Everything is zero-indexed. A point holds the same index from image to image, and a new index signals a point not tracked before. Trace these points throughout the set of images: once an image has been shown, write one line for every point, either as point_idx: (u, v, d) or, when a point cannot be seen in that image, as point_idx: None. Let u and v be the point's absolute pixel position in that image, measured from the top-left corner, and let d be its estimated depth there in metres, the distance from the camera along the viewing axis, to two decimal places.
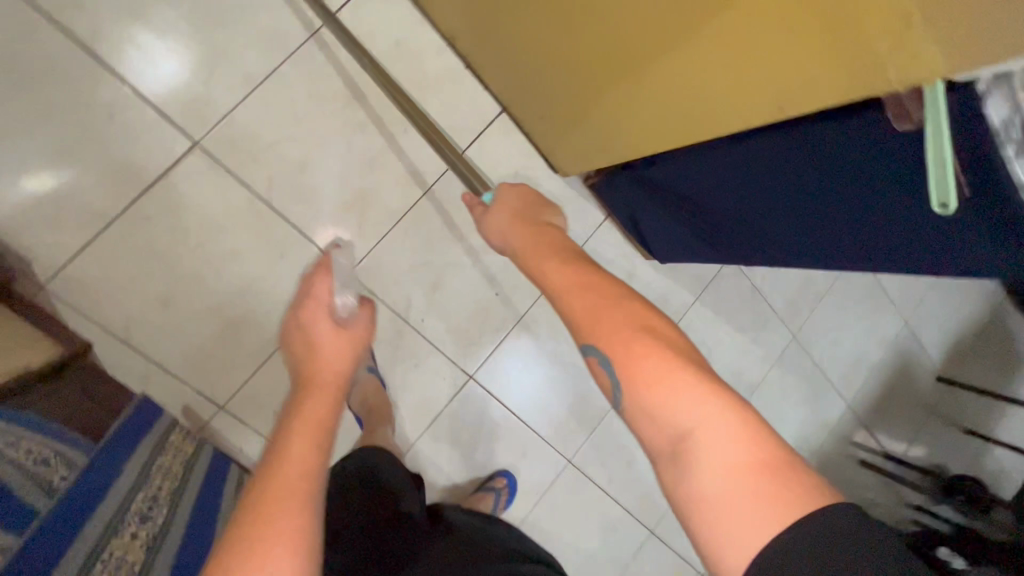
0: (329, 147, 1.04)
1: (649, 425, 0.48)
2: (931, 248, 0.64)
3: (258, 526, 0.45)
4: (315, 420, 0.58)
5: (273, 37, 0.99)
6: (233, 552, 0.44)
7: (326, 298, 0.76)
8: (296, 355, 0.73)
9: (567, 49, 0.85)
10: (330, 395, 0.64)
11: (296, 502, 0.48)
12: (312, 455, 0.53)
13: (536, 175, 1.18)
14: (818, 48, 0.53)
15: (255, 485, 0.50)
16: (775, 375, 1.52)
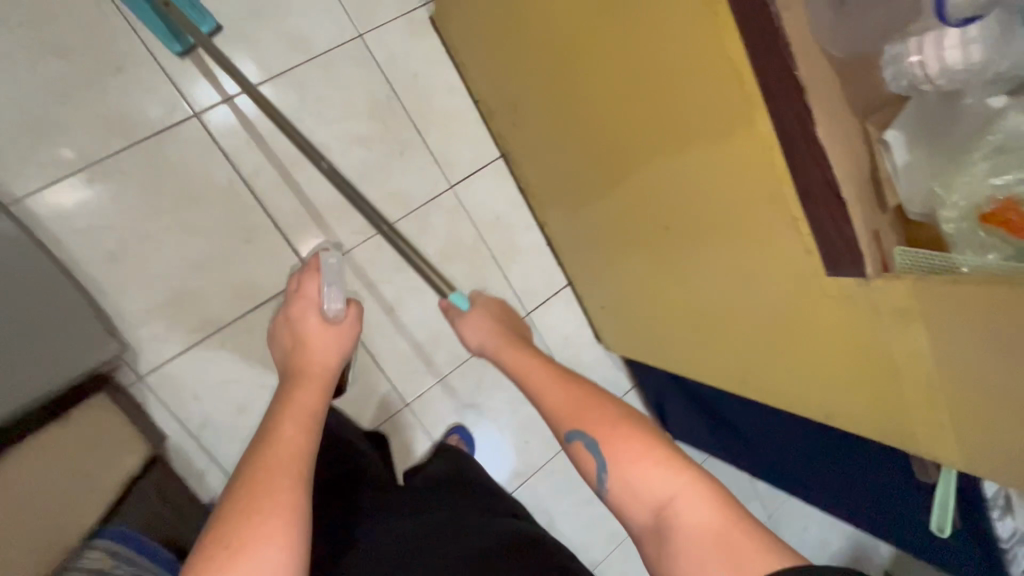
0: (420, 292, 1.16)
1: (631, 500, 0.56)
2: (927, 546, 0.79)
3: (249, 508, 0.50)
4: (303, 408, 0.63)
5: (398, 195, 1.13)
6: (229, 527, 0.49)
7: (317, 295, 0.76)
8: (286, 347, 0.75)
9: (648, 279, 0.98)
10: (320, 385, 0.68)
11: (286, 488, 0.52)
12: (297, 449, 0.57)
13: (583, 341, 1.33)
14: (867, 378, 0.66)
15: (247, 465, 0.55)
16: None
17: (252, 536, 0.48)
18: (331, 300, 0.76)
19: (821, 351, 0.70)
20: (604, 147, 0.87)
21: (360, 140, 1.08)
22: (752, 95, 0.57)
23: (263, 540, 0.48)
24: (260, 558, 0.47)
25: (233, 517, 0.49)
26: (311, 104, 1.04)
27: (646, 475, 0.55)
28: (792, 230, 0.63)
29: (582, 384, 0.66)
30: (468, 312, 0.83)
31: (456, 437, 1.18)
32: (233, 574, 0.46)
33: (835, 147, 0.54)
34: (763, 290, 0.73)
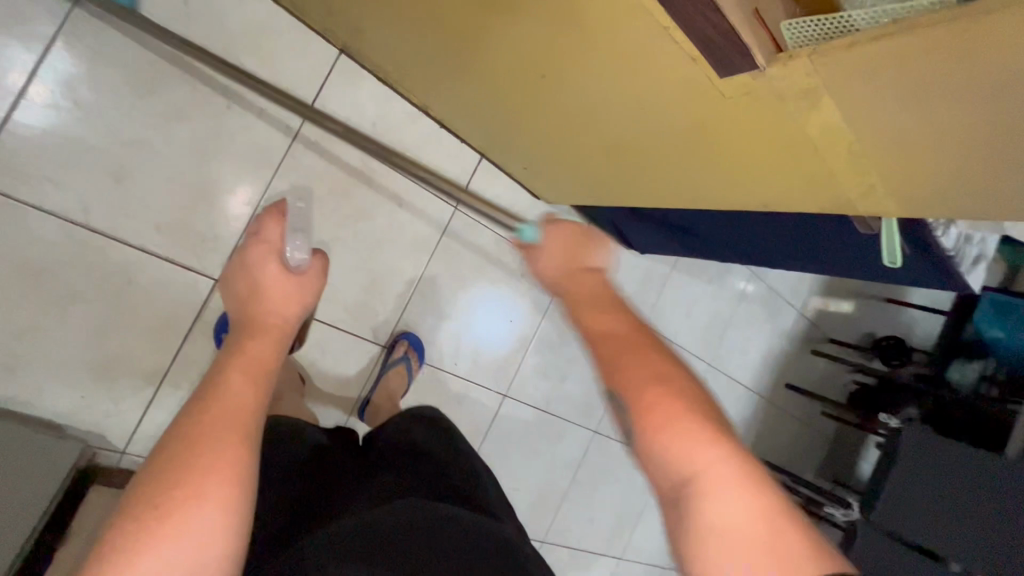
0: (339, 242, 1.08)
1: (657, 469, 0.49)
2: (883, 271, 0.82)
3: (185, 467, 0.44)
4: (257, 360, 0.55)
5: (258, 155, 0.97)
6: (160, 478, 0.43)
7: (279, 239, 0.67)
8: (238, 297, 0.65)
9: (548, 131, 0.89)
10: (278, 337, 0.60)
11: (230, 446, 0.46)
12: (245, 407, 0.50)
13: (522, 206, 1.28)
14: (790, 162, 0.61)
15: (184, 418, 0.48)
16: (741, 308, 1.79)
17: (186, 493, 0.43)
18: (294, 249, 0.67)
19: (736, 151, 0.65)
20: (435, 1, 0.71)
21: (175, 114, 0.91)
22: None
23: (197, 508, 0.43)
24: (191, 523, 0.42)
25: (166, 470, 0.44)
26: (93, 97, 0.85)
27: (685, 456, 0.47)
28: (665, 42, 0.53)
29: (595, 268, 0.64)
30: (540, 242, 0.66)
31: (406, 344, 1.14)
32: (158, 534, 0.41)
33: None
34: (667, 110, 0.65)
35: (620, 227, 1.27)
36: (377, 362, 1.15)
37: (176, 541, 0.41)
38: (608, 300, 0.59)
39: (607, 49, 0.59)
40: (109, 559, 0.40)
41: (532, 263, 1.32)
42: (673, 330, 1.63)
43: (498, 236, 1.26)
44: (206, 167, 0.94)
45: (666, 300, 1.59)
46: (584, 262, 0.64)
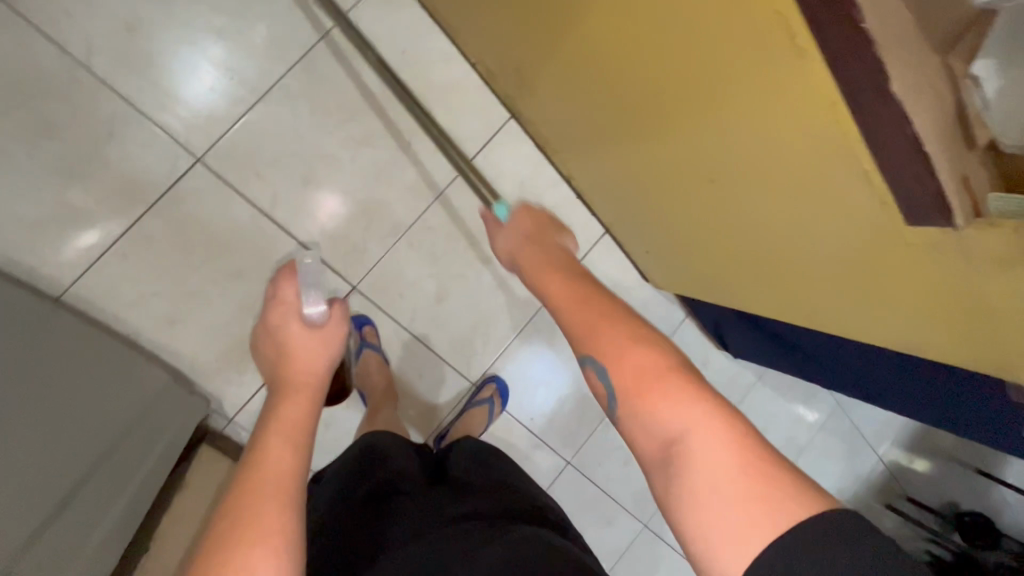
0: (462, 279, 1.15)
1: (641, 433, 0.49)
2: (1016, 444, 0.79)
3: (233, 544, 0.44)
4: (292, 422, 0.55)
5: (419, 188, 1.09)
6: (206, 565, 0.43)
7: (298, 297, 0.63)
8: (269, 359, 0.63)
9: (692, 223, 0.94)
10: (310, 397, 0.58)
11: (273, 518, 0.46)
12: (284, 471, 0.50)
13: (630, 285, 1.32)
14: (954, 310, 0.62)
15: (230, 494, 0.48)
16: (819, 437, 1.71)
17: (235, 569, 0.43)
18: (311, 301, 0.62)
19: (896, 287, 0.66)
20: (628, 96, 0.78)
21: (364, 141, 1.04)
22: (805, 47, 0.49)
23: None
24: None
25: (214, 551, 0.44)
26: (308, 114, 1.00)
27: (656, 412, 0.48)
28: (859, 181, 0.57)
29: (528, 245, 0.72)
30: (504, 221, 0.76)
31: (492, 387, 1.17)
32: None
33: (913, 98, 0.46)
34: (837, 232, 0.67)
35: (722, 327, 1.28)
36: (463, 398, 1.19)
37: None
38: (571, 267, 0.67)
39: (793, 169, 0.63)
40: None
41: None
42: None
43: None
44: (375, 189, 1.06)
45: (745, 410, 1.56)
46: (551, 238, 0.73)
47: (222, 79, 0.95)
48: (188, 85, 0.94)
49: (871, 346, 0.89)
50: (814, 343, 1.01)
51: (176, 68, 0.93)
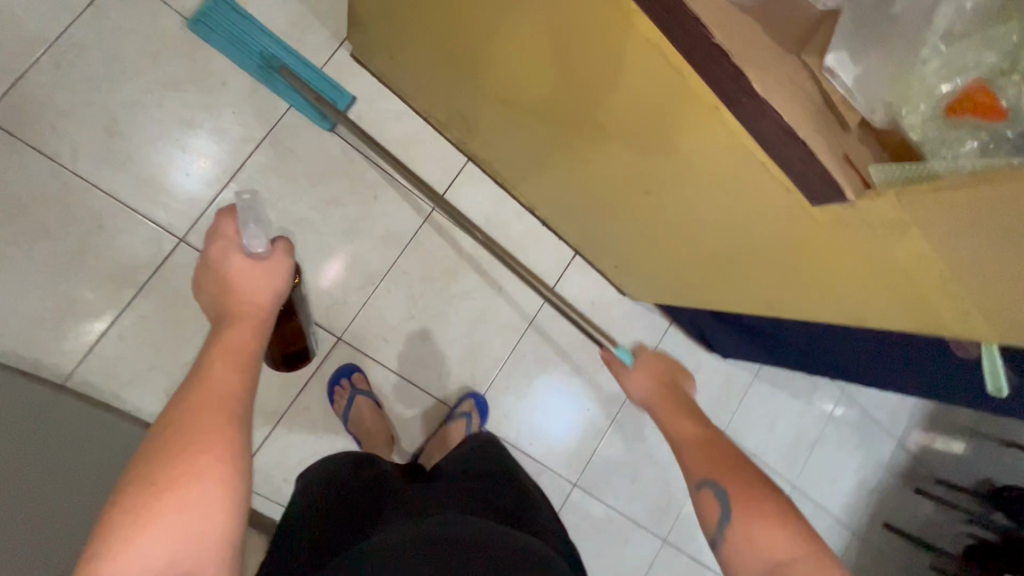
0: (443, 316, 1.20)
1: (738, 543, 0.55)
2: (989, 403, 0.80)
3: (176, 453, 0.46)
4: (237, 345, 0.55)
5: (390, 237, 1.16)
6: (150, 469, 0.45)
7: (237, 233, 0.61)
8: (209, 292, 0.61)
9: (641, 229, 0.98)
10: (256, 325, 0.58)
11: (218, 435, 0.48)
12: (230, 392, 0.51)
13: (608, 300, 1.36)
14: (880, 278, 0.65)
15: (171, 408, 0.49)
16: (830, 428, 1.69)
17: (181, 476, 0.45)
18: (253, 235, 0.60)
19: (826, 264, 0.70)
20: (551, 122, 0.85)
21: (334, 201, 1.11)
22: (675, 61, 0.55)
23: (195, 484, 0.45)
24: (192, 498, 0.45)
25: (156, 457, 0.46)
26: (279, 185, 1.08)
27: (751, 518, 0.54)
28: (761, 171, 0.62)
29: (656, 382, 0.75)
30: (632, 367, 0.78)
31: (472, 403, 1.19)
32: (158, 517, 0.43)
33: (776, 94, 0.52)
34: (762, 221, 0.71)
35: (704, 329, 1.31)
36: None
37: (173, 522, 0.43)
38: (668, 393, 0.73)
39: (703, 167, 0.68)
40: (114, 538, 0.42)
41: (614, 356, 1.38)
42: (755, 443, 1.57)
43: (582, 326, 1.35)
44: (350, 244, 1.13)
45: (747, 410, 1.56)
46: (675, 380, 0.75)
47: (196, 165, 1.04)
48: (168, 175, 1.02)
49: (837, 328, 0.92)
50: (786, 330, 1.04)
51: (174, 162, 1.03)
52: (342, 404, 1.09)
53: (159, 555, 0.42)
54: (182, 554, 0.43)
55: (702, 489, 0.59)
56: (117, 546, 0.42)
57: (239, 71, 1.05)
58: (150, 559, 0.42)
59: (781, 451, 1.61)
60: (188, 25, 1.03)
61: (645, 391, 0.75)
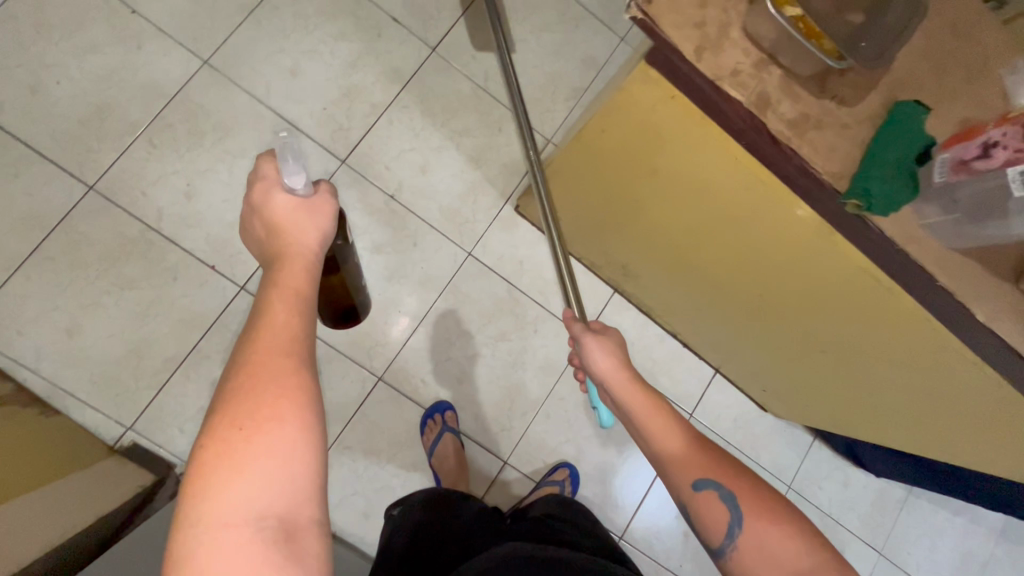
0: (596, 437, 1.28)
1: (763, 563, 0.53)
2: None
3: (254, 391, 0.48)
4: (293, 286, 0.56)
5: (549, 366, 1.26)
6: (229, 413, 0.47)
7: (278, 174, 0.61)
8: (259, 238, 0.63)
9: (803, 371, 1.02)
10: (307, 263, 0.59)
11: (287, 378, 0.49)
12: (293, 333, 0.53)
13: (749, 416, 1.38)
14: None
15: (241, 351, 0.51)
16: (1002, 548, 1.54)
17: (264, 420, 0.47)
18: (294, 172, 0.59)
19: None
20: (726, 287, 0.92)
21: (499, 335, 1.24)
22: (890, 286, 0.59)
23: (276, 426, 0.47)
24: (272, 437, 0.46)
25: (237, 399, 0.47)
26: (456, 323, 1.23)
27: (764, 539, 0.54)
28: (978, 375, 0.65)
29: (615, 356, 0.71)
30: (589, 341, 0.72)
31: (565, 471, 1.22)
32: (245, 462, 0.45)
33: (995, 319, 0.57)
34: (972, 398, 0.72)
35: None
36: None
37: (263, 467, 0.45)
38: (633, 379, 0.69)
39: (910, 353, 0.71)
40: (210, 470, 0.44)
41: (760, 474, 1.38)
42: (916, 565, 1.47)
43: (725, 443, 1.37)
44: (514, 374, 1.25)
45: (903, 531, 1.47)
46: (607, 359, 0.71)
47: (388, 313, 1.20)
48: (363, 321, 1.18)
49: None
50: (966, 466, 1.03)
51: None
52: (431, 439, 1.16)
53: (256, 498, 0.44)
54: (276, 494, 0.45)
55: (698, 490, 0.58)
56: (214, 488, 0.44)
57: (430, 231, 1.22)
58: (247, 500, 0.44)
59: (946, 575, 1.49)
60: (393, 199, 1.21)
61: (611, 364, 0.70)
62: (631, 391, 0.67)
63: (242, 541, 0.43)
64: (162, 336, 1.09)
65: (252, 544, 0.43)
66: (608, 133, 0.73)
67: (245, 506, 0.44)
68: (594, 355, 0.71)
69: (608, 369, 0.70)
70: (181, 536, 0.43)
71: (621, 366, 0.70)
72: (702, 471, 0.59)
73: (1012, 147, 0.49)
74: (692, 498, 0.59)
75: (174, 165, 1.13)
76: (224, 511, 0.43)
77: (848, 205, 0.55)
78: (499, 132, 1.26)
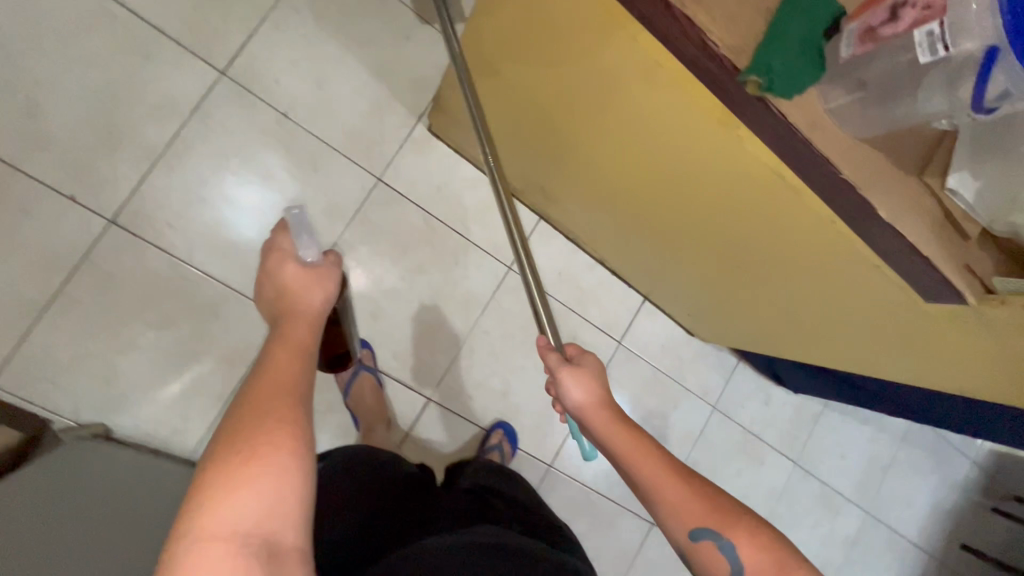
0: (523, 370, 1.25)
1: None
2: None
3: (254, 420, 0.45)
4: (297, 341, 0.55)
5: (472, 300, 1.20)
6: (225, 441, 0.44)
7: (292, 245, 0.61)
8: (265, 301, 0.61)
9: (736, 300, 0.99)
10: (311, 324, 0.58)
11: (286, 407, 0.47)
12: (293, 379, 0.50)
13: (677, 342, 1.39)
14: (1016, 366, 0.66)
15: (242, 391, 0.49)
16: (903, 452, 1.67)
17: (260, 443, 0.44)
18: (307, 246, 0.61)
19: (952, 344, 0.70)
20: (649, 209, 0.88)
21: (417, 268, 1.16)
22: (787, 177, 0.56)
23: (272, 450, 0.44)
24: (266, 463, 0.43)
25: (235, 428, 0.45)
26: (370, 257, 1.13)
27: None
28: (878, 276, 0.64)
29: (595, 381, 0.67)
30: (564, 371, 0.66)
31: (501, 432, 1.20)
32: (243, 480, 0.42)
33: (897, 214, 0.54)
34: (883, 307, 0.71)
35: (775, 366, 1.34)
36: (541, 480, 1.26)
37: (258, 488, 0.42)
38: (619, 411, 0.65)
39: (820, 262, 0.69)
40: (203, 495, 0.41)
41: (686, 397, 1.41)
42: (828, 472, 1.57)
43: (654, 370, 1.37)
44: (435, 308, 1.18)
45: (817, 442, 1.56)
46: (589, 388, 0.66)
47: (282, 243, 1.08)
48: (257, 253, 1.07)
49: None
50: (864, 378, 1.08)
51: (222, 209, 1.04)
52: (345, 381, 1.09)
53: (246, 515, 0.41)
54: (270, 515, 0.42)
55: (697, 540, 0.54)
56: (208, 506, 0.41)
57: (334, 155, 1.10)
58: (238, 517, 0.41)
59: (853, 479, 1.61)
60: (287, 118, 1.07)
61: (587, 398, 0.66)
62: (621, 431, 0.62)
63: (226, 559, 0.39)
64: (17, 280, 0.95)
65: (239, 565, 0.39)
66: (512, 22, 0.68)
67: (235, 526, 0.40)
68: (571, 390, 0.66)
69: (583, 395, 0.66)
70: (168, 553, 0.39)
71: (601, 400, 0.66)
72: (699, 517, 0.55)
73: (920, 6, 0.43)
74: (690, 550, 0.55)
75: (6, 76, 0.94)
76: (214, 526, 0.40)
77: (749, 84, 0.49)
78: (407, 42, 1.13)
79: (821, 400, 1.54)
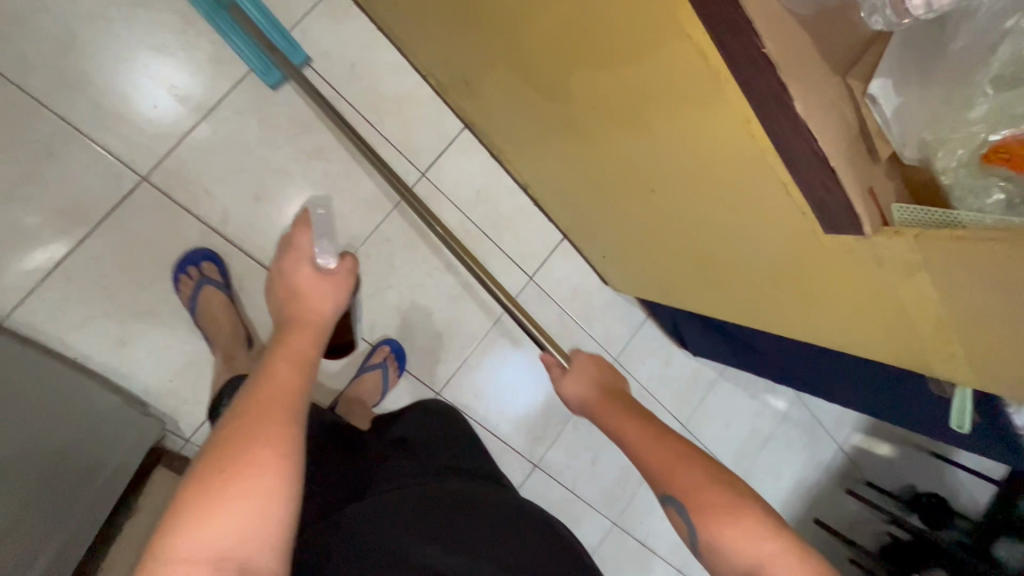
0: (422, 287, 1.16)
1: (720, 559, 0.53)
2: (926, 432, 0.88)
3: (245, 438, 0.48)
4: (299, 351, 0.60)
5: (376, 201, 1.09)
6: (214, 457, 0.47)
7: (310, 248, 0.69)
8: (278, 301, 0.68)
9: (650, 239, 0.96)
10: (314, 333, 0.63)
11: (276, 427, 0.49)
12: (289, 395, 0.53)
13: (588, 288, 1.35)
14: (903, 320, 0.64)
15: (240, 404, 0.52)
16: (781, 429, 1.76)
17: (246, 464, 0.46)
18: (324, 253, 0.70)
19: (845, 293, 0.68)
20: (574, 118, 0.82)
21: (315, 153, 1.03)
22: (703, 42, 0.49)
23: (255, 472, 0.46)
24: (251, 486, 0.45)
25: (226, 445, 0.47)
26: (259, 129, 0.99)
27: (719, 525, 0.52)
28: (784, 196, 0.59)
29: (590, 383, 0.75)
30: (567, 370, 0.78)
31: (386, 351, 1.11)
32: (225, 499, 0.44)
33: (814, 110, 0.48)
34: (782, 242, 0.68)
35: (679, 324, 1.33)
36: None
37: (239, 509, 0.44)
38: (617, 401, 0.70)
39: (728, 179, 0.65)
40: (185, 513, 0.43)
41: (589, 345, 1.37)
42: (711, 438, 1.62)
43: (562, 313, 1.32)
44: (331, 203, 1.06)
45: (706, 408, 1.59)
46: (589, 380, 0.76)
47: (152, 88, 0.92)
48: (114, 91, 0.90)
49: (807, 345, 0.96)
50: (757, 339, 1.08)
51: (119, 74, 0.90)
52: (187, 294, 0.93)
53: (223, 538, 0.43)
54: (245, 538, 0.44)
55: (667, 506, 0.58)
56: (184, 525, 0.43)
57: None
58: (212, 541, 0.43)
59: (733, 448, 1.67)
60: None
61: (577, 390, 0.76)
62: (617, 414, 0.67)
63: None
64: None
65: None
66: None
67: (211, 548, 0.42)
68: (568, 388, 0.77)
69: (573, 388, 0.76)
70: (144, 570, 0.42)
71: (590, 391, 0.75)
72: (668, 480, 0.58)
73: None
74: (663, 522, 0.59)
75: None
76: (190, 546, 0.42)
77: None
78: None
79: (717, 368, 1.57)
